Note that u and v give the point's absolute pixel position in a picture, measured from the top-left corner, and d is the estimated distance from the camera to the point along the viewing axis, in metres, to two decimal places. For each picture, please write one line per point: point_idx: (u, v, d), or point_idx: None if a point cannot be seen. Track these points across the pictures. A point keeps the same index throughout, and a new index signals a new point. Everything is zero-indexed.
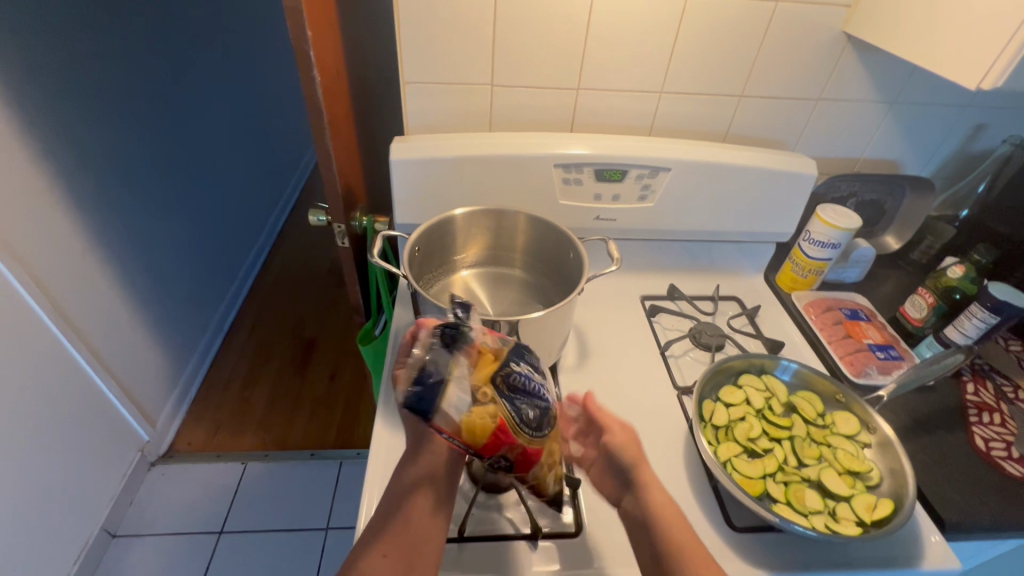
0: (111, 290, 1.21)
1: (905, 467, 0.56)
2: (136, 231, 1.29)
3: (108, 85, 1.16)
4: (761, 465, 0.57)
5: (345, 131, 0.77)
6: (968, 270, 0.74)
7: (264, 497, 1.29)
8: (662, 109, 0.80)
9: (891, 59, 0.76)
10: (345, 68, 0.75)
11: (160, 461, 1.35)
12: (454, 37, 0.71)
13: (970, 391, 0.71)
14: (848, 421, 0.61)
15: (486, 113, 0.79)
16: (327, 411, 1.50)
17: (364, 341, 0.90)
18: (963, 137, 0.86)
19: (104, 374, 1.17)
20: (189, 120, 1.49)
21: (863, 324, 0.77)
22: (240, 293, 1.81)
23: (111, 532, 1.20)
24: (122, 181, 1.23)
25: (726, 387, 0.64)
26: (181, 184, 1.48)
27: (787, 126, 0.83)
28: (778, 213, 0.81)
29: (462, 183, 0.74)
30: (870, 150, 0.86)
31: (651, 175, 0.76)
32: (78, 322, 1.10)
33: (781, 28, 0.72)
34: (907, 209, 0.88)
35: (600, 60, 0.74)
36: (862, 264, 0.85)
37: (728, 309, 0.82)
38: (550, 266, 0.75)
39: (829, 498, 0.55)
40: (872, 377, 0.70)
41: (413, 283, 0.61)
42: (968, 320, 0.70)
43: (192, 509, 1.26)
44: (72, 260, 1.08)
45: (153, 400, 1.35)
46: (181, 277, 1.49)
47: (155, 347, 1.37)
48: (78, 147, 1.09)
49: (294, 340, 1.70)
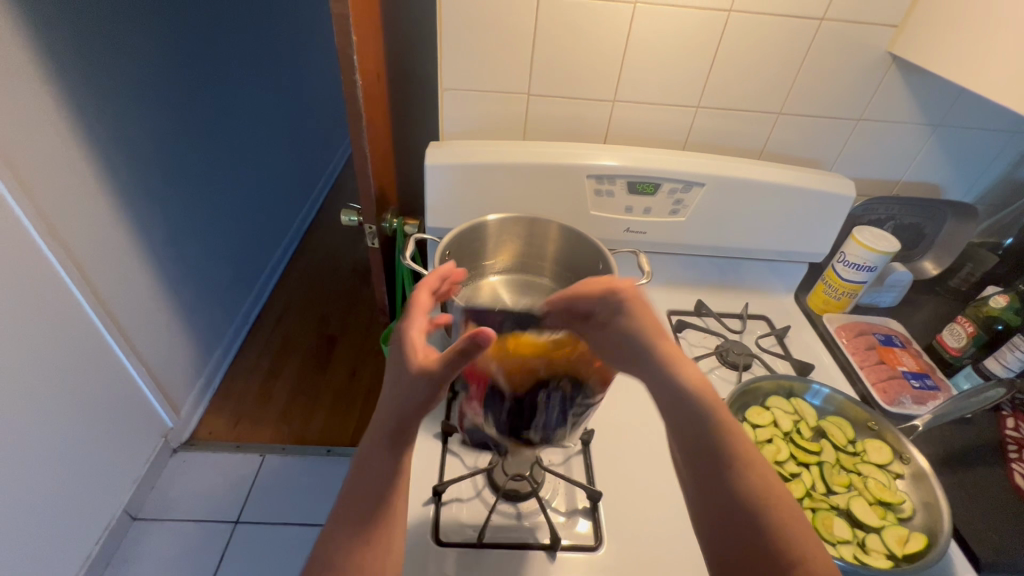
0: (145, 278, 1.25)
1: (940, 501, 0.54)
2: (171, 223, 1.33)
3: (153, 81, 1.20)
4: (788, 489, 0.56)
5: (382, 134, 0.78)
6: (1012, 301, 0.71)
7: (280, 490, 1.31)
8: (698, 123, 0.79)
9: (937, 82, 0.74)
10: (386, 73, 0.77)
11: (182, 448, 1.38)
12: (494, 46, 0.72)
13: (1010, 427, 0.67)
14: (881, 449, 0.59)
15: (521, 121, 0.79)
16: (346, 408, 1.52)
17: (388, 341, 0.92)
18: (1010, 163, 0.83)
19: (134, 359, 1.21)
20: (229, 118, 1.54)
21: (897, 350, 0.75)
22: (267, 288, 1.85)
23: (133, 514, 1.23)
24: (161, 174, 1.27)
25: (753, 408, 0.63)
26: (218, 179, 1.52)
27: (825, 146, 0.81)
28: (813, 233, 0.79)
29: (495, 190, 0.74)
30: (910, 173, 0.84)
31: (684, 190, 0.75)
32: (113, 307, 1.14)
33: (824, 47, 0.72)
34: (946, 236, 0.86)
35: (638, 72, 0.74)
36: (898, 289, 0.83)
37: (756, 328, 0.81)
38: (578, 277, 0.75)
39: (857, 528, 0.54)
40: (906, 407, 0.68)
41: (443, 287, 0.62)
42: (1010, 351, 0.68)
43: (210, 497, 1.29)
44: (110, 248, 1.12)
45: (178, 387, 1.39)
46: (212, 269, 1.53)
47: (184, 336, 1.41)
48: (121, 139, 1.13)
49: (317, 336, 1.73)
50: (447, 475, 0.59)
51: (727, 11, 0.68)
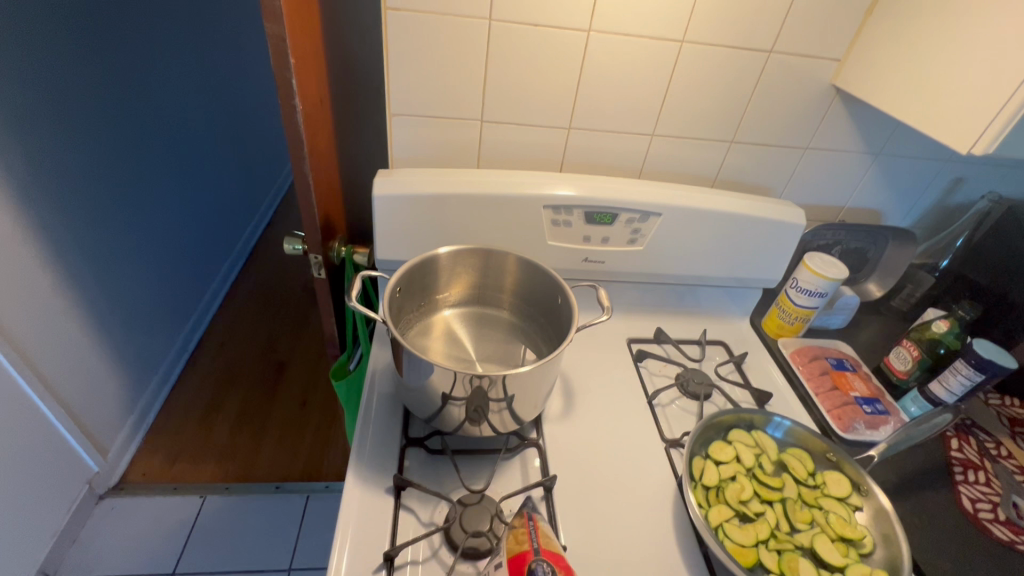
0: (63, 308, 1.12)
1: (899, 535, 0.54)
2: (95, 249, 1.21)
3: (69, 94, 1.10)
4: (754, 530, 0.55)
5: (326, 160, 0.73)
6: (952, 325, 0.74)
7: (222, 535, 1.21)
8: (653, 151, 0.79)
9: (876, 113, 0.77)
10: (329, 96, 0.72)
11: (109, 495, 1.25)
12: (444, 71, 0.69)
13: (954, 448, 0.70)
14: (839, 482, 0.60)
15: (474, 149, 0.76)
16: (296, 440, 1.43)
17: (337, 377, 0.86)
18: (942, 190, 0.88)
19: (52, 401, 1.09)
20: (157, 132, 1.43)
21: (849, 375, 0.76)
22: (207, 313, 1.73)
23: (50, 574, 1.10)
24: (83, 197, 1.16)
25: (716, 443, 0.62)
26: (146, 196, 1.40)
27: (775, 173, 0.83)
28: (766, 260, 0.80)
29: (447, 220, 0.71)
30: (854, 199, 0.87)
31: (641, 219, 0.74)
32: (25, 345, 1.02)
33: (772, 78, 0.73)
34: (889, 259, 0.88)
35: (592, 101, 0.73)
36: (846, 311, 0.85)
37: (714, 355, 0.81)
38: (537, 309, 0.72)
39: (822, 568, 0.53)
40: (860, 433, 0.69)
41: (393, 328, 0.57)
42: (953, 376, 0.69)
43: (143, 547, 1.17)
44: (22, 278, 1.01)
45: (105, 427, 1.26)
46: (143, 296, 1.41)
47: (111, 370, 1.28)
48: (35, 159, 1.02)
49: (264, 363, 1.63)
50: (399, 537, 0.54)
51: (679, 41, 0.68)
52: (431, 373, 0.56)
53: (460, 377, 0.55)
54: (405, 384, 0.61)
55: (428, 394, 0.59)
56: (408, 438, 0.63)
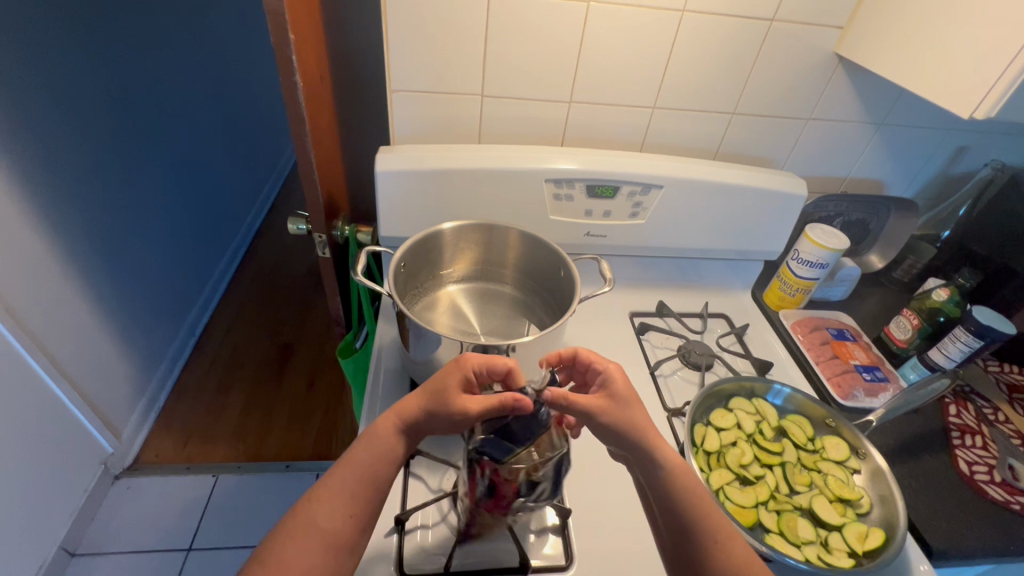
0: (71, 293, 1.14)
1: (895, 495, 0.55)
2: (101, 235, 1.22)
3: (70, 79, 1.09)
4: (754, 493, 0.56)
5: (328, 138, 0.74)
6: (951, 293, 0.75)
7: (236, 512, 1.24)
8: (655, 123, 0.79)
9: (879, 82, 0.76)
10: (329, 73, 0.72)
11: (124, 475, 1.28)
12: (445, 45, 0.68)
13: (953, 414, 0.71)
14: (838, 446, 0.61)
15: (476, 123, 0.76)
16: (304, 421, 1.45)
17: (344, 355, 0.87)
18: (946, 159, 0.87)
19: (66, 384, 1.11)
20: (158, 117, 1.42)
21: (849, 344, 0.77)
22: (213, 297, 1.75)
23: (71, 551, 1.14)
24: (87, 183, 1.17)
25: (717, 411, 0.64)
26: (149, 182, 1.41)
27: (777, 145, 0.83)
28: (768, 232, 0.80)
29: (450, 195, 0.71)
30: (856, 170, 0.87)
31: (643, 192, 0.74)
32: (37, 330, 1.04)
33: (775, 47, 0.72)
34: (890, 230, 0.88)
35: (593, 74, 0.73)
36: (847, 283, 0.86)
37: (716, 327, 0.81)
38: (540, 283, 0.73)
39: (820, 527, 0.55)
40: (859, 400, 0.70)
41: (399, 302, 0.58)
42: (952, 343, 0.70)
43: (159, 525, 1.20)
44: (31, 264, 1.02)
45: (118, 409, 1.29)
46: (150, 281, 1.43)
47: (121, 353, 1.30)
48: (39, 145, 1.03)
49: (271, 345, 1.65)
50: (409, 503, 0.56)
51: (679, 11, 0.68)
52: (437, 345, 0.58)
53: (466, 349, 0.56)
54: (412, 357, 0.62)
55: (435, 366, 0.60)
56: None
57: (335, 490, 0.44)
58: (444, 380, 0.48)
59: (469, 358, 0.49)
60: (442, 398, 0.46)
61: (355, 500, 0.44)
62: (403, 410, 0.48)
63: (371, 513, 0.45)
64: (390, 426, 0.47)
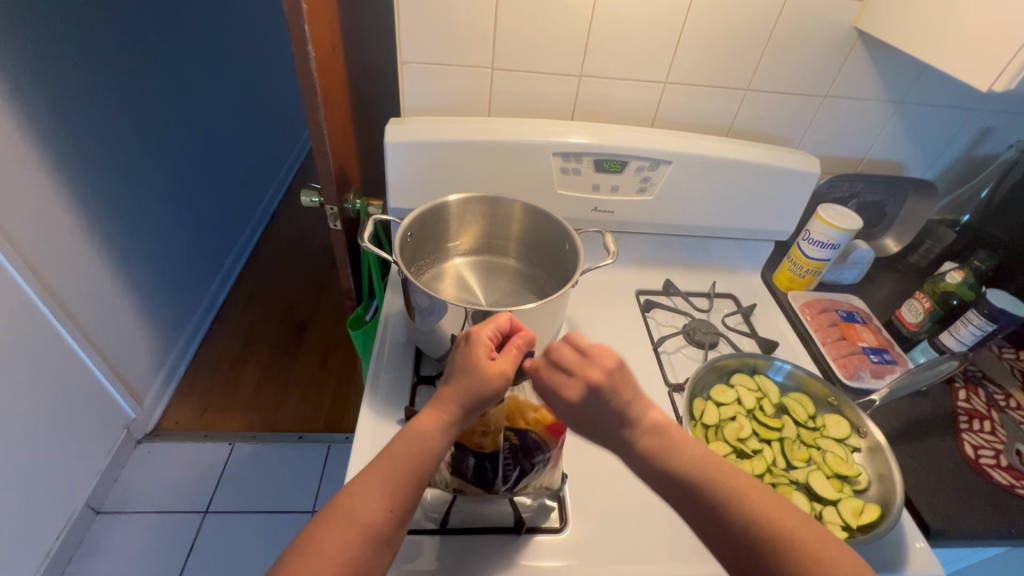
0: (96, 263, 1.18)
1: (893, 472, 0.55)
2: (124, 207, 1.26)
3: (93, 54, 1.12)
4: (749, 466, 0.57)
5: (340, 110, 0.74)
6: (966, 276, 0.73)
7: (251, 479, 1.29)
8: (666, 99, 0.78)
9: (900, 59, 0.74)
10: (341, 45, 0.73)
11: (146, 439, 1.34)
12: (456, 18, 0.69)
13: (962, 399, 0.70)
14: (839, 424, 0.61)
15: (486, 98, 0.77)
16: (317, 395, 1.49)
17: (354, 327, 0.89)
18: (969, 141, 0.85)
19: (92, 350, 1.16)
20: (179, 94, 1.45)
21: (858, 326, 0.76)
22: (232, 273, 1.79)
23: (96, 509, 1.19)
24: (110, 156, 1.21)
25: (718, 386, 0.64)
26: (171, 158, 1.44)
27: (792, 123, 0.81)
28: (779, 212, 0.79)
29: (458, 168, 0.72)
30: (874, 150, 0.85)
31: (652, 168, 0.74)
32: (64, 297, 1.08)
33: (792, 21, 0.70)
34: (907, 213, 0.86)
35: (604, 48, 0.72)
36: (860, 266, 0.84)
37: (723, 307, 0.81)
38: (545, 257, 0.73)
39: (815, 501, 0.55)
40: (865, 381, 0.69)
41: (404, 269, 0.60)
42: (964, 326, 0.69)
43: (178, 488, 1.25)
44: (58, 233, 1.06)
45: (140, 377, 1.34)
46: (172, 255, 1.47)
47: (144, 324, 1.35)
48: (64, 118, 1.06)
49: (286, 321, 1.69)
50: None
51: None
52: (441, 313, 0.59)
53: (469, 316, 0.58)
54: (417, 325, 0.64)
55: (439, 333, 0.62)
56: (420, 377, 0.66)
57: (372, 480, 0.42)
58: (472, 362, 0.45)
59: (480, 331, 0.47)
60: (476, 382, 0.45)
61: (397, 494, 0.42)
62: (442, 405, 0.45)
63: (410, 505, 0.43)
64: (431, 418, 0.45)
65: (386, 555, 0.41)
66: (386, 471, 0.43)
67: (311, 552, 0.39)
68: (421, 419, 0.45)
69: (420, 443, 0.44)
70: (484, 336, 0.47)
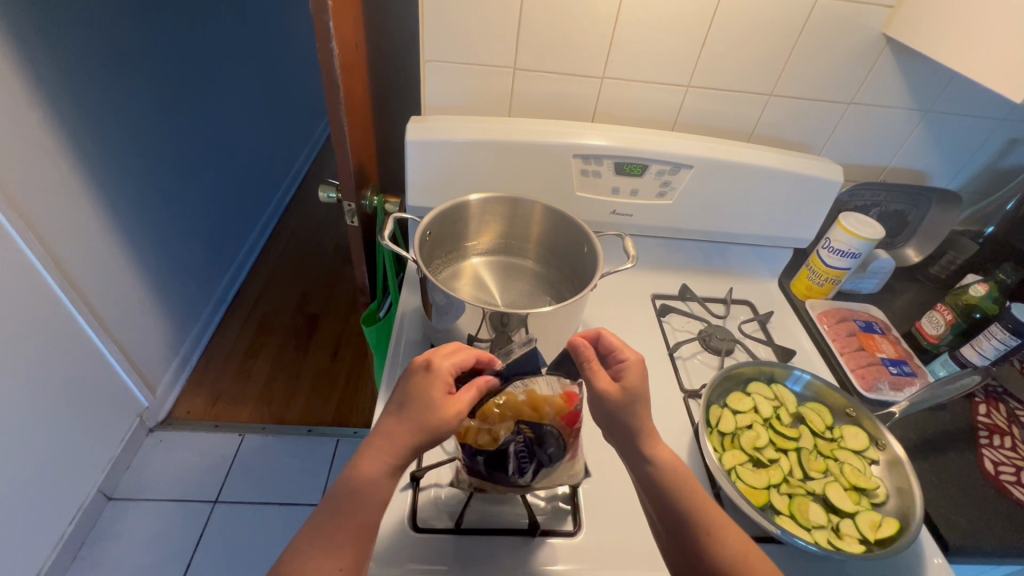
0: (112, 251, 1.19)
1: (913, 486, 0.55)
2: (141, 197, 1.28)
3: (116, 45, 1.13)
4: (766, 475, 0.56)
5: (361, 107, 0.75)
6: (990, 290, 0.72)
7: (260, 470, 1.30)
8: (688, 102, 0.77)
9: (929, 68, 0.73)
10: (364, 42, 0.73)
11: (158, 428, 1.35)
12: (480, 17, 0.69)
13: (982, 413, 0.69)
14: (857, 436, 0.60)
15: (507, 97, 0.76)
16: (327, 389, 1.49)
17: (368, 323, 0.89)
18: (996, 151, 0.83)
19: (107, 338, 1.17)
20: (198, 86, 1.46)
21: (877, 337, 0.75)
22: (245, 265, 1.81)
23: (108, 495, 1.21)
24: (129, 146, 1.22)
25: (735, 394, 0.63)
26: (189, 150, 1.45)
27: (815, 130, 0.80)
28: (799, 219, 0.79)
29: (478, 168, 0.72)
30: (898, 158, 0.84)
31: (672, 172, 0.73)
32: (81, 285, 1.10)
33: (819, 26, 0.69)
34: (930, 223, 0.85)
35: (628, 50, 0.72)
36: (880, 275, 0.83)
37: (739, 314, 0.80)
38: (563, 260, 0.73)
39: (832, 513, 0.54)
40: (883, 393, 0.69)
41: (422, 268, 0.60)
42: (987, 340, 0.68)
43: (188, 477, 1.26)
44: (77, 221, 1.08)
45: (153, 365, 1.35)
46: (187, 246, 1.48)
47: (158, 313, 1.37)
48: (85, 108, 1.07)
49: (298, 314, 1.70)
50: (425, 462, 0.57)
51: None
52: (459, 312, 0.59)
53: (487, 316, 0.58)
54: (433, 323, 0.64)
55: (456, 333, 0.62)
56: None
57: (320, 539, 0.42)
58: (427, 402, 0.45)
59: (439, 361, 0.48)
60: (429, 418, 0.44)
61: (348, 546, 0.42)
62: (387, 446, 0.44)
63: (364, 555, 0.43)
64: (380, 465, 0.43)
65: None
66: (337, 524, 0.42)
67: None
68: (366, 464, 0.44)
69: (368, 492, 0.43)
70: (443, 372, 0.47)
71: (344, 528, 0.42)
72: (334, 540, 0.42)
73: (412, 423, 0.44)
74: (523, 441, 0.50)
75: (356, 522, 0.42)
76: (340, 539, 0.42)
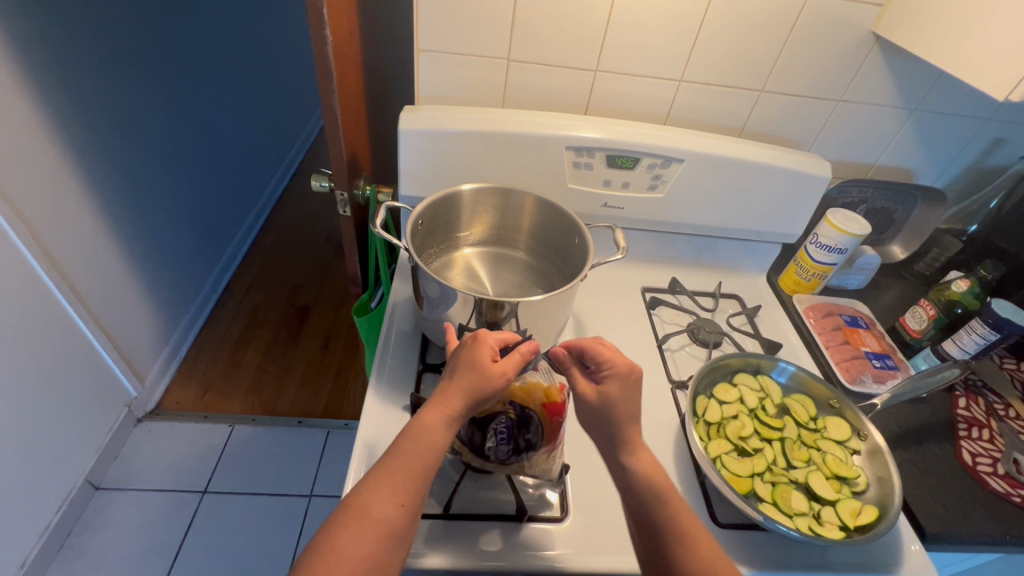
0: (102, 239, 1.18)
1: (892, 475, 0.56)
2: (131, 185, 1.26)
3: (107, 31, 1.12)
4: (750, 464, 0.57)
5: (354, 96, 0.74)
6: (972, 285, 0.74)
7: (249, 461, 1.29)
8: (680, 98, 0.78)
9: (917, 66, 0.74)
10: (358, 30, 0.72)
11: (147, 418, 1.34)
12: (474, 9, 0.69)
13: (962, 406, 0.71)
14: (840, 426, 0.61)
15: (500, 88, 0.77)
16: (317, 380, 1.49)
17: (360, 313, 0.89)
18: (981, 151, 0.85)
19: (95, 326, 1.16)
20: (190, 74, 1.45)
21: (861, 331, 0.77)
22: (236, 256, 1.79)
23: (95, 484, 1.20)
24: (120, 133, 1.20)
25: (721, 385, 0.64)
26: (180, 139, 1.43)
27: (805, 126, 0.81)
28: (787, 215, 0.80)
29: (471, 159, 0.72)
30: (885, 156, 0.85)
31: (664, 165, 0.74)
32: (70, 272, 1.09)
33: (810, 22, 0.70)
34: (916, 220, 0.87)
35: (622, 44, 0.72)
36: (866, 271, 0.85)
37: (728, 307, 0.81)
38: (554, 251, 0.74)
39: (814, 501, 0.55)
40: (866, 386, 0.70)
41: (415, 256, 0.60)
42: (967, 334, 0.70)
43: (177, 467, 1.26)
44: (65, 208, 1.06)
45: (143, 355, 1.34)
46: (177, 235, 1.47)
47: (147, 302, 1.35)
48: (75, 93, 1.06)
49: (289, 305, 1.69)
50: None
51: None
52: (451, 302, 0.59)
53: (478, 305, 0.58)
54: (425, 313, 0.64)
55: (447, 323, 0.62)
56: (425, 364, 0.67)
57: (381, 477, 0.43)
58: (477, 364, 0.47)
59: (488, 335, 0.50)
60: (480, 378, 0.46)
61: (407, 490, 0.43)
62: (445, 400, 0.46)
63: (419, 500, 0.44)
64: (437, 417, 0.45)
65: (402, 549, 0.42)
66: (395, 467, 0.44)
67: (333, 552, 0.40)
68: (424, 417, 0.45)
69: (426, 441, 0.44)
70: (490, 342, 0.49)
71: (402, 470, 0.43)
72: (393, 483, 0.43)
73: (465, 379, 0.47)
74: (506, 422, 0.52)
75: (411, 468, 0.43)
76: (398, 481, 0.43)
